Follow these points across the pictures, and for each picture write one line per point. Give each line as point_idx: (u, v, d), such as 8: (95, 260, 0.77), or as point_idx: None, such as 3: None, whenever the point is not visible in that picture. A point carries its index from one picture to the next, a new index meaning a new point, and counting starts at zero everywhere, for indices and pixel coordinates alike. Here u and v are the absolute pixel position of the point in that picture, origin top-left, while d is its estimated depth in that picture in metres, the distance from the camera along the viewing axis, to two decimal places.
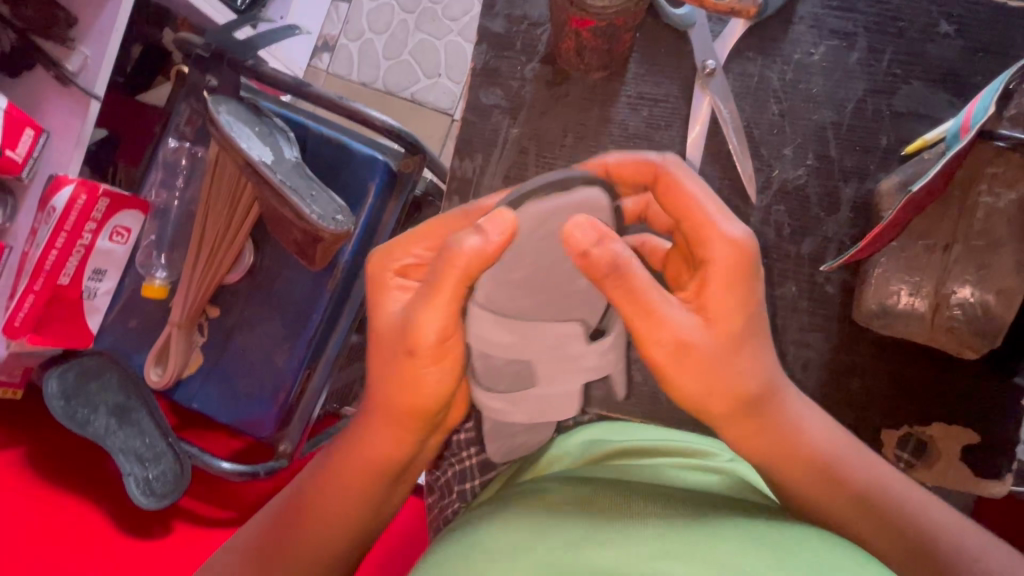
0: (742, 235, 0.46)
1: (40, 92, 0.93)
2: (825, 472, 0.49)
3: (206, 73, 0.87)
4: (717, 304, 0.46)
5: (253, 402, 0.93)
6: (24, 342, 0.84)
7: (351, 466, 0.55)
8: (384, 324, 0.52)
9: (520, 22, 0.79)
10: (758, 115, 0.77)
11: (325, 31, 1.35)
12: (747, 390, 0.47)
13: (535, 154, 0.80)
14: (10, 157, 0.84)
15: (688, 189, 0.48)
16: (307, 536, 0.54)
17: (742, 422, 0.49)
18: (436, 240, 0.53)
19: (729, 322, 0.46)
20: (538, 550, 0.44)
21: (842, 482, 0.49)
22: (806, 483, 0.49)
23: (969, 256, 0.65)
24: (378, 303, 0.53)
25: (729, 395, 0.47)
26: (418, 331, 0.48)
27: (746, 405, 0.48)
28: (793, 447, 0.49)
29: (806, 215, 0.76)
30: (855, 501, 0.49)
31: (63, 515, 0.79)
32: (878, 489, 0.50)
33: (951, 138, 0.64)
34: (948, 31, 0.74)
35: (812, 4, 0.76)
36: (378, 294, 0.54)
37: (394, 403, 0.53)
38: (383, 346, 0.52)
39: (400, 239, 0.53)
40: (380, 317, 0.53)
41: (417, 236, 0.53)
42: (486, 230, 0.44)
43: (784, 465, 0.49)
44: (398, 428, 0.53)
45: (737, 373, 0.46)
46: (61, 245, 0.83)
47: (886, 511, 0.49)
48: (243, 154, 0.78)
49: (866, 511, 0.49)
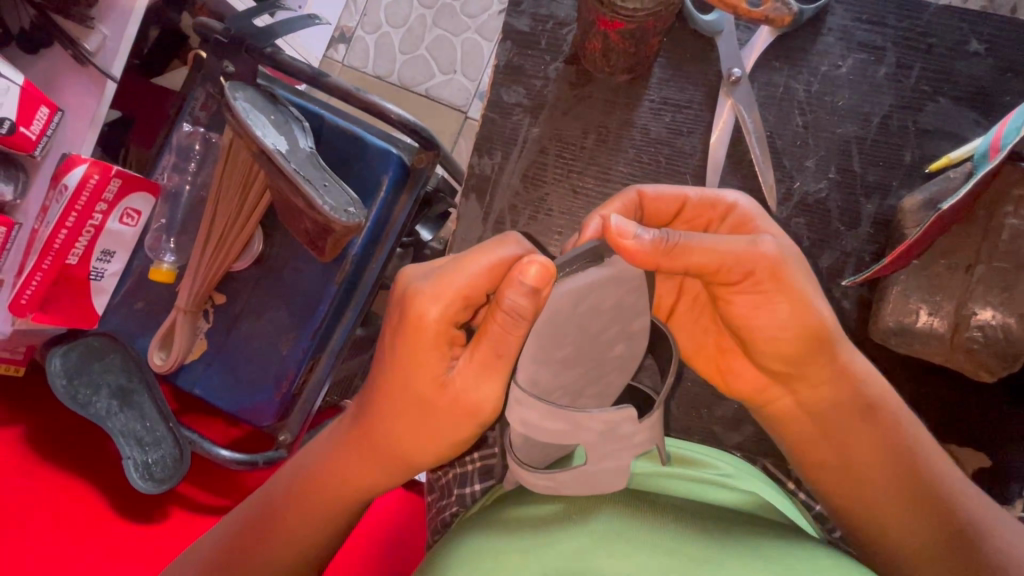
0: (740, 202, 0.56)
1: (56, 69, 0.93)
2: (868, 403, 0.55)
3: (223, 60, 0.86)
4: (790, 257, 0.51)
5: (255, 390, 0.92)
6: (29, 320, 0.84)
7: (331, 486, 0.55)
8: (441, 393, 0.48)
9: (546, 21, 0.79)
10: (782, 126, 0.76)
11: (343, 22, 1.35)
12: (811, 334, 0.52)
13: (555, 155, 0.79)
14: (25, 134, 0.83)
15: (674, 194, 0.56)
16: (287, 537, 0.54)
17: (810, 366, 0.54)
18: (474, 277, 0.46)
19: (800, 270, 0.51)
20: (550, 557, 0.44)
21: (883, 428, 0.55)
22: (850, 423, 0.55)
23: (993, 277, 0.64)
24: (423, 366, 0.48)
25: (800, 339, 0.53)
26: (449, 389, 0.48)
27: (812, 350, 0.53)
28: (846, 391, 0.55)
29: (826, 228, 0.76)
30: (885, 448, 0.55)
31: (63, 496, 0.79)
32: (914, 445, 0.55)
33: (980, 157, 0.63)
34: (977, 48, 0.73)
35: (841, 16, 0.75)
36: (423, 351, 0.48)
37: (386, 443, 0.52)
38: (395, 397, 0.50)
39: (438, 286, 0.46)
40: (429, 382, 0.48)
41: (457, 275, 0.46)
42: (529, 283, 0.42)
43: (836, 407, 0.55)
44: (381, 462, 0.53)
45: (802, 321, 0.52)
46: (71, 224, 0.83)
47: (915, 465, 0.54)
48: (258, 142, 0.78)
49: (895, 462, 0.54)
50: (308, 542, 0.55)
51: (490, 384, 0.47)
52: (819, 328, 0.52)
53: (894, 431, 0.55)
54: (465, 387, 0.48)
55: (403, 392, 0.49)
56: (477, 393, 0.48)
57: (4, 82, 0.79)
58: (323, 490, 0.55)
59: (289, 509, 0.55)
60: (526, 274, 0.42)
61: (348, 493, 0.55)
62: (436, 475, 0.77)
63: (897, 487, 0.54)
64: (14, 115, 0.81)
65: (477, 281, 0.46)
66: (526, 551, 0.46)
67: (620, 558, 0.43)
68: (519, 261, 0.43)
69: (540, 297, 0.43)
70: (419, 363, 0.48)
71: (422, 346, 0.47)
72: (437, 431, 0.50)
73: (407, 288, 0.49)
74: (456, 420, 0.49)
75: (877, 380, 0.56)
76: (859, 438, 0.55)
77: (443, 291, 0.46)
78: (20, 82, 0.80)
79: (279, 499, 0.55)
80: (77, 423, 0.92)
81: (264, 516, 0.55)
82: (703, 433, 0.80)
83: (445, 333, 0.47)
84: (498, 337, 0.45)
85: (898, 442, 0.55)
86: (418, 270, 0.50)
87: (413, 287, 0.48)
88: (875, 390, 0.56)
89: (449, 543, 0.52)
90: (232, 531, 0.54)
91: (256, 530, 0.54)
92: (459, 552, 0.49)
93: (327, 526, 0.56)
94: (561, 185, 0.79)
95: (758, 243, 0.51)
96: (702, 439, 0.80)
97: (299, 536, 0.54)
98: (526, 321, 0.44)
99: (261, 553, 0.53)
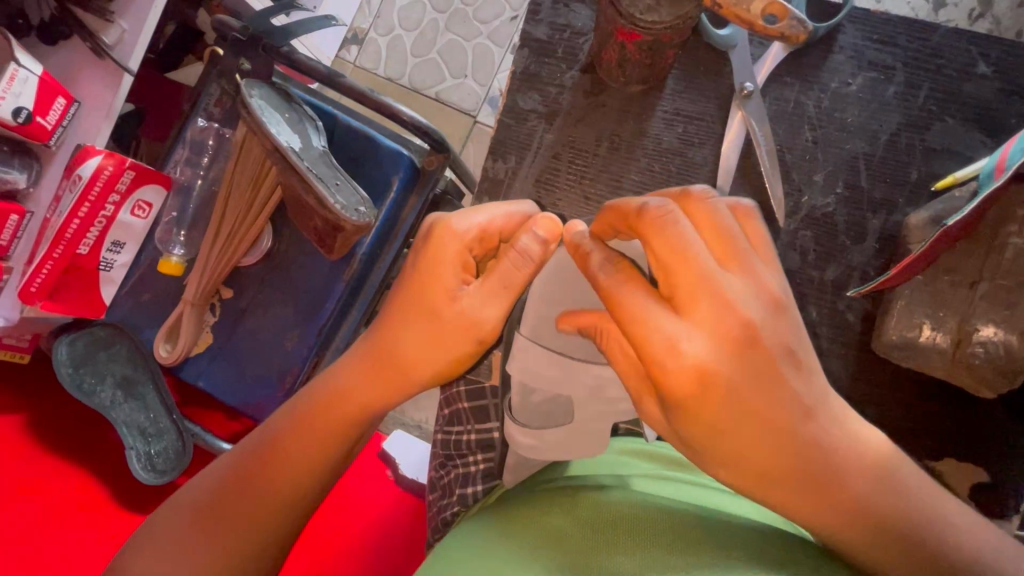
0: (735, 300, 0.39)
1: (74, 61, 0.94)
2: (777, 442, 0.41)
3: (240, 56, 0.88)
4: (722, 329, 0.39)
5: (260, 385, 0.93)
6: (37, 308, 0.84)
7: (324, 418, 0.53)
8: (449, 307, 0.50)
9: (563, 30, 0.80)
10: (791, 140, 0.78)
11: (356, 23, 1.37)
12: (734, 417, 0.40)
13: (567, 161, 0.81)
14: (41, 124, 0.84)
15: (680, 240, 0.39)
16: (273, 479, 0.52)
17: (753, 453, 0.41)
18: (492, 227, 0.51)
19: (717, 326, 0.39)
20: (556, 553, 0.45)
21: (859, 508, 0.42)
22: (821, 515, 0.43)
23: (995, 295, 0.65)
24: (439, 285, 0.50)
25: (728, 418, 0.41)
26: (461, 313, 0.50)
27: (743, 433, 0.41)
28: (749, 431, 0.41)
29: (832, 242, 0.77)
30: (868, 531, 0.42)
31: (67, 482, 0.79)
32: (904, 507, 0.42)
33: (985, 177, 0.64)
34: (985, 71, 0.75)
35: (853, 35, 0.77)
36: (440, 271, 0.50)
37: (392, 357, 0.52)
38: (410, 314, 0.51)
39: (453, 219, 0.50)
40: (440, 295, 0.50)
41: (473, 215, 0.50)
42: (539, 232, 0.48)
43: (797, 500, 0.42)
44: (384, 383, 0.53)
45: (729, 403, 0.40)
46: (83, 214, 0.84)
47: (910, 541, 0.42)
48: (272, 138, 0.78)
49: (880, 546, 0.42)
50: (307, 474, 0.53)
51: (496, 307, 0.50)
52: (746, 409, 0.40)
53: (878, 503, 0.42)
54: (474, 306, 0.50)
55: (412, 306, 0.51)
56: (486, 313, 0.50)
57: (24, 72, 0.79)
58: (323, 418, 0.53)
59: (287, 443, 0.53)
60: (541, 226, 0.49)
61: (347, 420, 0.54)
62: (439, 474, 0.78)
63: (891, 570, 0.42)
64: (32, 105, 0.82)
65: (491, 228, 0.51)
66: (533, 549, 0.46)
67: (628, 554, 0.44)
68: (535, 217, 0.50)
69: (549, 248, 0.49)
70: (433, 278, 0.50)
71: (436, 269, 0.50)
72: (448, 348, 0.51)
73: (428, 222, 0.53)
74: (462, 338, 0.51)
75: (848, 449, 0.42)
76: (835, 527, 0.43)
77: (462, 225, 0.50)
78: (38, 73, 0.81)
79: (278, 438, 0.53)
80: (79, 411, 0.92)
81: (249, 470, 0.52)
82: None
83: (462, 257, 0.51)
84: (507, 271, 0.49)
85: (880, 521, 0.42)
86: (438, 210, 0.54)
87: (435, 219, 0.52)
88: (844, 456, 0.42)
89: (454, 538, 0.53)
90: (209, 492, 0.51)
91: (251, 472, 0.52)
92: (465, 546, 0.49)
93: (319, 471, 0.53)
94: (572, 192, 0.80)
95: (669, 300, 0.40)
96: None
97: (300, 468, 0.52)
98: (533, 261, 0.49)
99: (262, 488, 0.51)
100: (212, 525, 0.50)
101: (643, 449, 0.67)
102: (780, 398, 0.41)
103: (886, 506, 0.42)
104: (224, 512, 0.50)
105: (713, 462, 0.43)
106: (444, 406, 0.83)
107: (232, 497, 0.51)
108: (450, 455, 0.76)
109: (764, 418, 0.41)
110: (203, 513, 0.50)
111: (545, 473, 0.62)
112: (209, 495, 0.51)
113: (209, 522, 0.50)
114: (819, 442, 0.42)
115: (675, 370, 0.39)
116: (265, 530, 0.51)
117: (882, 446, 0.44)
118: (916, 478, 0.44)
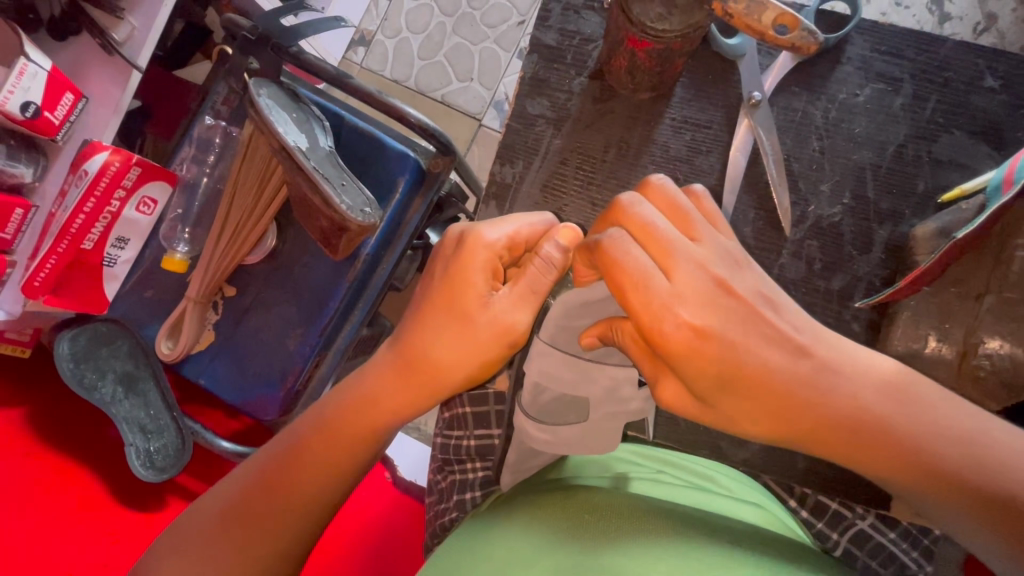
0: (699, 263, 0.45)
1: (82, 57, 0.94)
2: (771, 379, 0.43)
3: (248, 56, 0.88)
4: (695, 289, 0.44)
5: (261, 383, 0.93)
6: (40, 302, 0.84)
7: (350, 418, 0.54)
8: (482, 313, 0.52)
9: (573, 37, 0.81)
10: (799, 149, 0.78)
11: (364, 25, 1.37)
12: (736, 361, 0.43)
13: (575, 167, 0.81)
14: (49, 119, 0.84)
15: (644, 217, 0.46)
16: (302, 476, 0.52)
17: (761, 393, 0.44)
18: (520, 234, 0.53)
19: (694, 285, 0.45)
20: (562, 554, 0.45)
21: (881, 435, 0.43)
22: (849, 452, 0.43)
23: (1002, 309, 0.63)
24: (472, 289, 0.52)
25: (725, 363, 0.44)
26: (491, 317, 0.52)
27: (748, 376, 0.44)
28: (744, 369, 0.44)
29: (838, 252, 0.77)
30: (901, 454, 0.42)
31: (66, 477, 0.79)
32: (929, 426, 0.42)
33: (993, 189, 0.63)
34: (992, 84, 0.75)
35: (861, 46, 0.77)
36: (471, 276, 0.52)
37: (417, 357, 0.53)
38: (442, 316, 0.53)
39: (483, 225, 0.53)
40: (474, 301, 0.52)
41: (502, 223, 0.53)
42: (558, 241, 0.52)
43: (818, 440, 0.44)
44: (412, 384, 0.54)
45: (728, 350, 0.43)
46: (89, 209, 0.84)
47: (943, 457, 0.42)
48: (279, 138, 0.78)
49: (916, 468, 0.42)
50: (328, 475, 0.53)
51: (525, 313, 0.52)
52: (742, 353, 0.44)
53: (898, 422, 0.42)
54: (504, 310, 0.52)
55: (446, 313, 0.53)
56: (517, 318, 0.52)
57: (33, 67, 0.79)
58: (351, 421, 0.54)
59: (311, 447, 0.53)
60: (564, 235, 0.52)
61: (373, 426, 0.54)
62: (437, 478, 0.77)
63: (932, 489, 0.42)
64: (40, 100, 0.82)
65: (518, 235, 0.53)
66: (541, 549, 0.46)
67: (632, 555, 0.44)
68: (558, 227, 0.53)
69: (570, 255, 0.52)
70: (466, 284, 0.52)
71: (468, 273, 0.52)
72: (477, 349, 0.52)
73: (458, 233, 0.55)
74: (491, 342, 0.52)
75: (853, 382, 0.43)
76: (866, 458, 0.43)
77: (494, 232, 0.52)
78: (47, 68, 0.81)
79: (301, 444, 0.53)
80: (79, 408, 0.92)
81: (276, 470, 0.52)
82: (709, 448, 0.80)
83: (492, 265, 0.53)
84: (535, 276, 0.52)
85: (907, 442, 0.42)
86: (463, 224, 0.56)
87: (467, 228, 0.54)
88: (850, 386, 0.43)
89: (459, 538, 0.52)
90: (232, 499, 0.51)
91: (277, 472, 0.52)
92: (473, 544, 0.49)
93: (343, 471, 0.53)
94: (580, 197, 0.80)
95: (648, 269, 0.45)
96: (707, 452, 0.80)
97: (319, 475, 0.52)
98: (556, 268, 0.52)
99: (284, 493, 0.51)
100: (237, 534, 0.50)
101: (645, 453, 0.68)
102: (769, 341, 0.44)
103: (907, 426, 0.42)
104: (247, 518, 0.50)
105: (731, 407, 0.45)
106: (444, 409, 0.83)
107: (255, 500, 0.51)
108: (448, 460, 0.76)
109: (755, 359, 0.44)
110: (225, 521, 0.50)
111: (548, 472, 0.63)
112: (231, 505, 0.50)
113: (233, 532, 0.49)
114: (821, 376, 0.43)
115: (669, 329, 0.43)
116: (283, 536, 0.51)
117: (892, 371, 0.44)
118: (938, 395, 0.44)
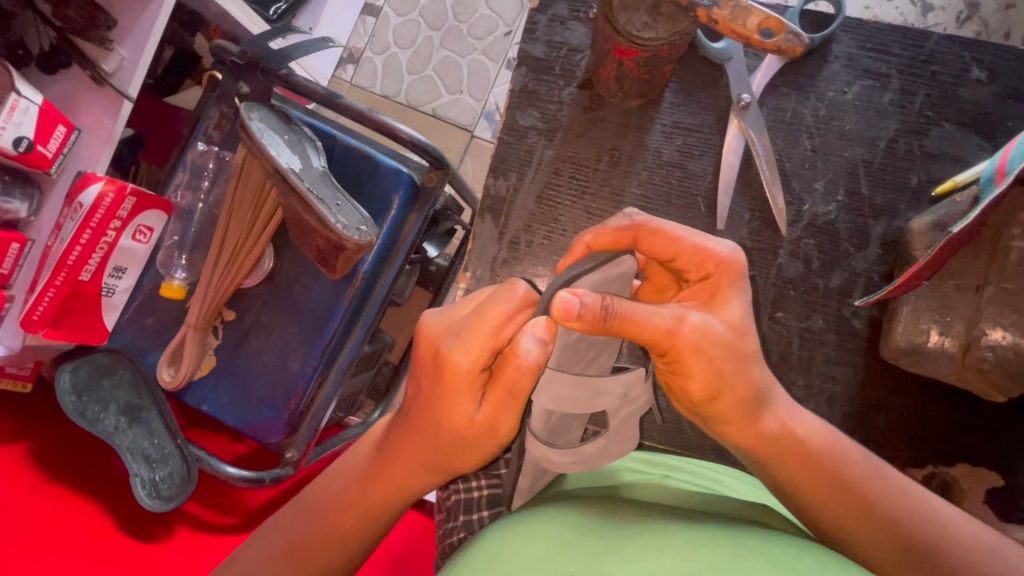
0: (731, 252, 0.54)
1: (73, 90, 0.94)
2: (743, 331, 0.53)
3: (239, 80, 0.87)
4: (744, 309, 0.54)
5: (265, 407, 0.93)
6: (39, 335, 0.85)
7: (363, 503, 0.57)
8: (469, 425, 0.51)
9: (560, 48, 0.81)
10: (790, 149, 0.78)
11: (352, 44, 1.38)
12: (747, 384, 0.52)
13: (568, 177, 0.81)
14: (41, 152, 0.85)
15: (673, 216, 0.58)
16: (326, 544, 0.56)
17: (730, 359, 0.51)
18: (489, 331, 0.48)
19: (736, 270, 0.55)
20: (562, 561, 0.44)
21: (845, 476, 0.52)
22: (815, 484, 0.52)
23: (1003, 298, 0.65)
24: (457, 401, 0.50)
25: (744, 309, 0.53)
26: (474, 419, 0.51)
27: (756, 400, 0.52)
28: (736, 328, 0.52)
29: (835, 249, 0.77)
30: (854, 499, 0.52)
31: (72, 511, 0.79)
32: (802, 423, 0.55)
33: (987, 181, 0.64)
34: (979, 76, 0.75)
35: (846, 44, 0.78)
36: (454, 387, 0.50)
37: (420, 445, 0.55)
38: (429, 423, 0.53)
39: (452, 344, 0.49)
40: (459, 421, 0.51)
41: (475, 330, 0.48)
42: (542, 338, 0.46)
43: (794, 465, 0.53)
44: (422, 466, 0.55)
45: (741, 366, 0.52)
46: (84, 242, 0.84)
47: (891, 514, 0.51)
48: (273, 161, 0.78)
49: (867, 515, 0.51)
50: (342, 550, 0.57)
51: (510, 416, 0.50)
52: (759, 365, 0.53)
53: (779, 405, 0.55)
54: (484, 414, 0.50)
55: (436, 421, 0.52)
56: (504, 422, 0.50)
57: (24, 102, 0.79)
58: (371, 497, 0.57)
59: (336, 514, 0.57)
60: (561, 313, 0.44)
61: (395, 496, 0.56)
62: (444, 494, 0.76)
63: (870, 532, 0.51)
64: (33, 135, 0.82)
65: (492, 335, 0.48)
66: (542, 557, 0.45)
67: (631, 561, 0.43)
68: (556, 304, 0.44)
69: (549, 351, 0.46)
70: (452, 399, 0.50)
71: (451, 386, 0.50)
72: (466, 452, 0.53)
73: (435, 342, 0.51)
74: (480, 441, 0.52)
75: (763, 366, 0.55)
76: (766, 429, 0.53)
77: (468, 342, 0.48)
78: (38, 102, 0.81)
79: (327, 513, 0.57)
80: (84, 440, 0.92)
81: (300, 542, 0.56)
82: (717, 451, 0.79)
83: (475, 376, 0.49)
84: (514, 383, 0.48)
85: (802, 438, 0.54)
86: (446, 321, 0.52)
87: (437, 336, 0.51)
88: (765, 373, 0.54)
89: (462, 554, 0.51)
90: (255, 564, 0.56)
91: (299, 540, 0.56)
92: (479, 554, 0.48)
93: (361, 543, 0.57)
94: (575, 207, 0.80)
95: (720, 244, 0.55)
96: (714, 456, 0.80)
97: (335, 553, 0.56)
98: (531, 367, 0.47)
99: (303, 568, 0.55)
100: None
101: (650, 459, 0.68)
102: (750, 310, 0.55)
103: (861, 479, 0.52)
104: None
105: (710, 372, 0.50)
106: None
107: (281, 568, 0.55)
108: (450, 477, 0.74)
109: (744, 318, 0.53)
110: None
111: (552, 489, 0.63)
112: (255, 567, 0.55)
113: None
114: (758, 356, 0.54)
115: (720, 269, 0.54)
116: None
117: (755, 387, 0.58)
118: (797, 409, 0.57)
